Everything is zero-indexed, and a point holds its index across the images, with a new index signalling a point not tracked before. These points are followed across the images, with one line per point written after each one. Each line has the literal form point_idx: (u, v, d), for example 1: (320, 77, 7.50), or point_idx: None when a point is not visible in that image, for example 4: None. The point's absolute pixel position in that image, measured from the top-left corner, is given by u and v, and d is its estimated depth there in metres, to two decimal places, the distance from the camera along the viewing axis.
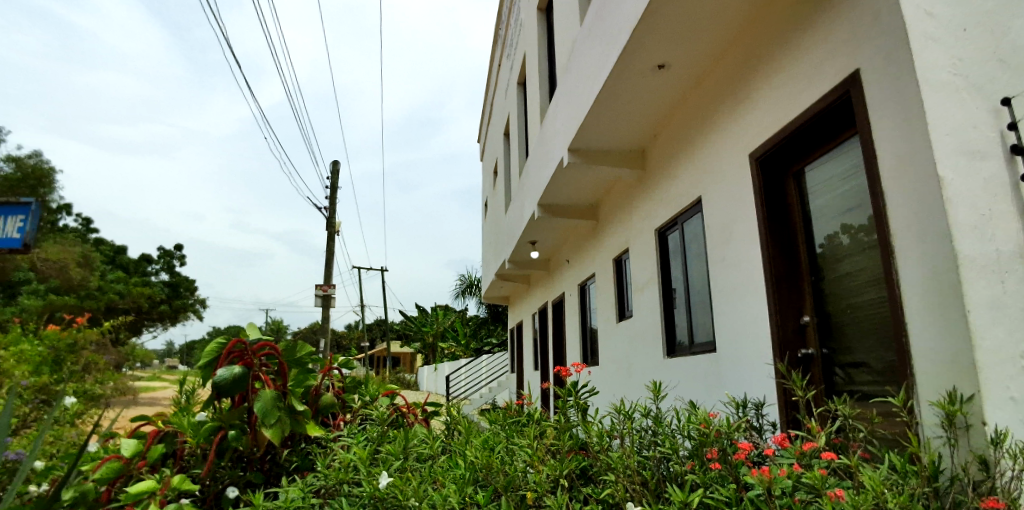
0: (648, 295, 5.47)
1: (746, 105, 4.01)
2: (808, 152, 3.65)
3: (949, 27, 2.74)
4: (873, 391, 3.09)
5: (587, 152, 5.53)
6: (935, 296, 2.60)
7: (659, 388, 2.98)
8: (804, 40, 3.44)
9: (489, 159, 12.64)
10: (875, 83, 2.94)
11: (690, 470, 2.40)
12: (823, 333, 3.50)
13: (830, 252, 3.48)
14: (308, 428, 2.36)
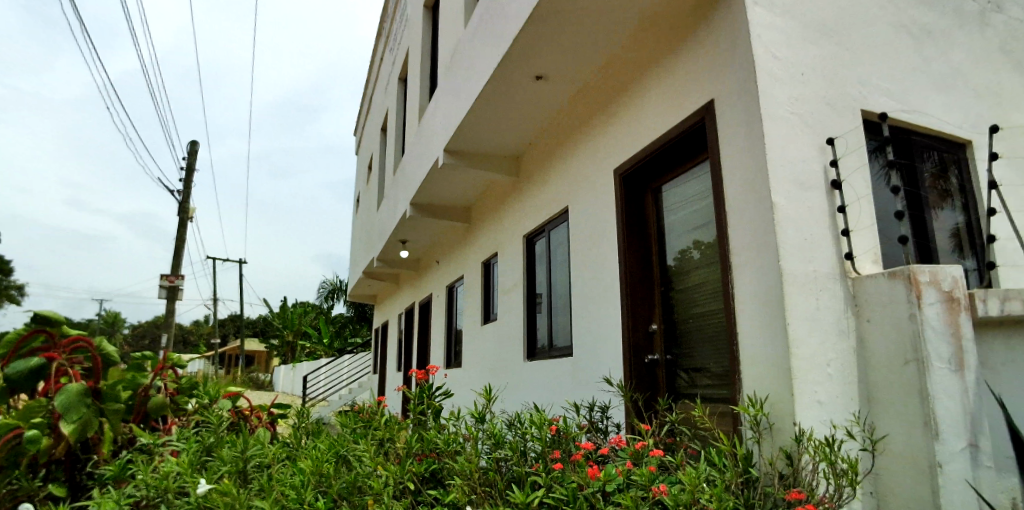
0: (514, 300, 5.57)
1: (615, 122, 4.22)
2: (666, 172, 3.91)
3: (788, 70, 3.09)
4: (707, 395, 3.37)
5: (463, 153, 5.53)
6: (762, 309, 2.90)
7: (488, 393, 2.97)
8: (670, 67, 3.69)
9: (364, 153, 12.28)
10: (726, 113, 3.22)
11: (534, 470, 2.49)
12: (668, 340, 3.77)
13: (679, 266, 3.75)
14: (106, 439, 2.03)
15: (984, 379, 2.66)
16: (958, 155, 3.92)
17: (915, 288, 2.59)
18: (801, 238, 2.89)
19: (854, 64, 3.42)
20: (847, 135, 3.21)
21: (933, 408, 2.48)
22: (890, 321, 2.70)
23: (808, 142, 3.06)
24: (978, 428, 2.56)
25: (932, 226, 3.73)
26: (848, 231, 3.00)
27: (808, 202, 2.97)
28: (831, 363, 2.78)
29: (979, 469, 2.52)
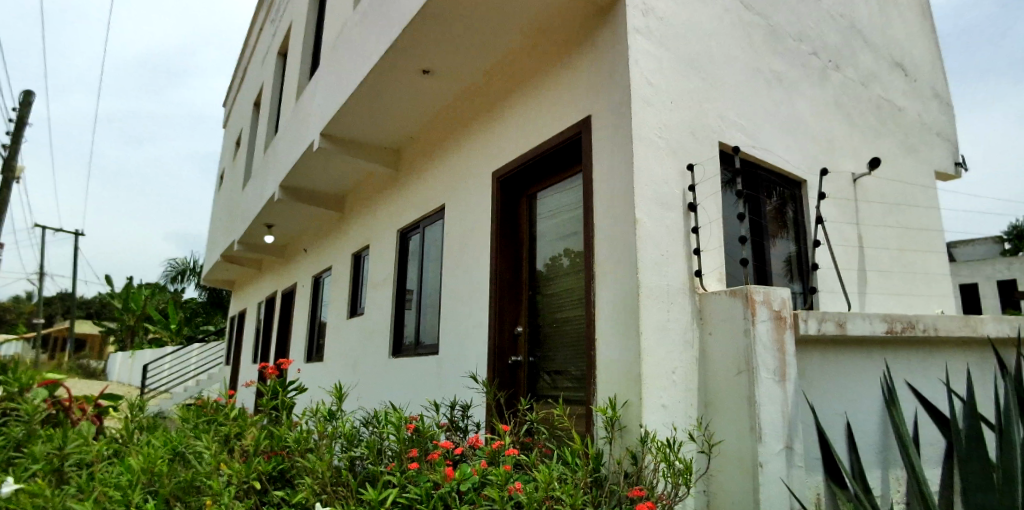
0: (383, 295, 5.45)
1: (496, 126, 4.27)
2: (541, 179, 4.03)
3: (658, 97, 3.30)
4: (564, 397, 3.51)
5: (341, 139, 5.33)
6: (619, 318, 3.07)
7: (343, 389, 2.89)
8: (553, 79, 3.79)
9: (233, 127, 11.44)
10: (601, 130, 3.37)
11: (387, 470, 2.44)
12: (531, 342, 3.88)
13: (548, 272, 3.86)
14: None
15: (802, 389, 2.97)
16: (795, 193, 4.44)
17: (751, 306, 2.83)
18: (657, 254, 3.09)
19: (715, 99, 3.73)
20: (705, 163, 3.50)
21: (758, 414, 2.74)
22: (728, 334, 2.95)
23: (670, 166, 3.28)
24: (794, 432, 2.85)
25: (769, 253, 4.20)
26: (699, 250, 3.25)
27: (667, 222, 3.19)
28: (676, 370, 3.01)
29: (793, 468, 2.81)
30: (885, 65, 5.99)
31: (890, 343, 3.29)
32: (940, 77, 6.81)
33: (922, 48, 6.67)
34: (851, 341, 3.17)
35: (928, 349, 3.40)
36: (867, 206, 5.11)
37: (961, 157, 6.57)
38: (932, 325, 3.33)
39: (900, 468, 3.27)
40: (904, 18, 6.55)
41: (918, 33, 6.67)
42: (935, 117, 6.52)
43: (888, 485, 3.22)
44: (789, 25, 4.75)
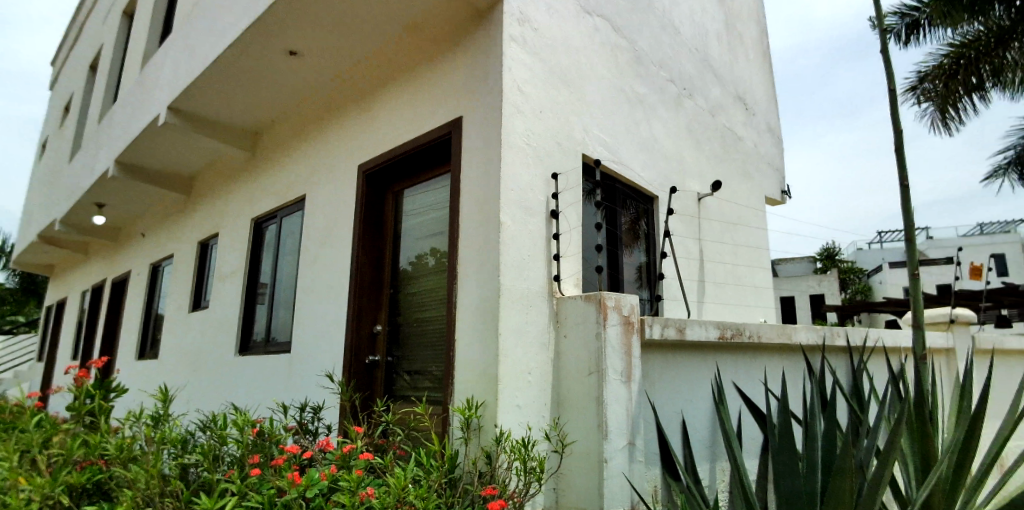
0: (232, 287, 5.09)
1: (365, 118, 4.15)
2: (409, 177, 3.99)
3: (528, 106, 3.40)
4: (421, 397, 3.50)
5: (192, 117, 4.90)
6: (479, 319, 3.11)
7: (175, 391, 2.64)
8: (425, 77, 3.76)
9: (61, 90, 10.07)
10: (470, 132, 3.40)
11: (227, 478, 2.28)
12: (390, 341, 3.82)
13: (412, 270, 3.82)
14: None
15: (645, 390, 3.17)
16: (648, 207, 4.82)
17: (603, 311, 2.99)
18: (519, 258, 3.18)
19: (581, 113, 3.91)
20: (568, 173, 3.67)
21: (605, 413, 2.90)
22: (581, 337, 3.10)
23: (536, 173, 3.39)
24: (636, 429, 3.04)
25: (622, 261, 4.52)
26: (558, 255, 3.39)
27: (530, 227, 3.29)
28: (532, 371, 3.10)
29: (633, 463, 3.01)
30: (729, 97, 6.65)
31: (721, 348, 3.61)
32: (773, 113, 7.70)
33: (760, 85, 7.50)
34: (688, 345, 3.45)
35: (752, 354, 3.77)
36: (708, 223, 5.64)
37: (786, 185, 7.47)
38: (755, 332, 3.69)
39: (724, 461, 3.59)
40: (747, 57, 7.32)
41: (757, 71, 7.48)
42: (767, 148, 7.35)
43: (714, 476, 3.52)
44: (651, 51, 5.11)
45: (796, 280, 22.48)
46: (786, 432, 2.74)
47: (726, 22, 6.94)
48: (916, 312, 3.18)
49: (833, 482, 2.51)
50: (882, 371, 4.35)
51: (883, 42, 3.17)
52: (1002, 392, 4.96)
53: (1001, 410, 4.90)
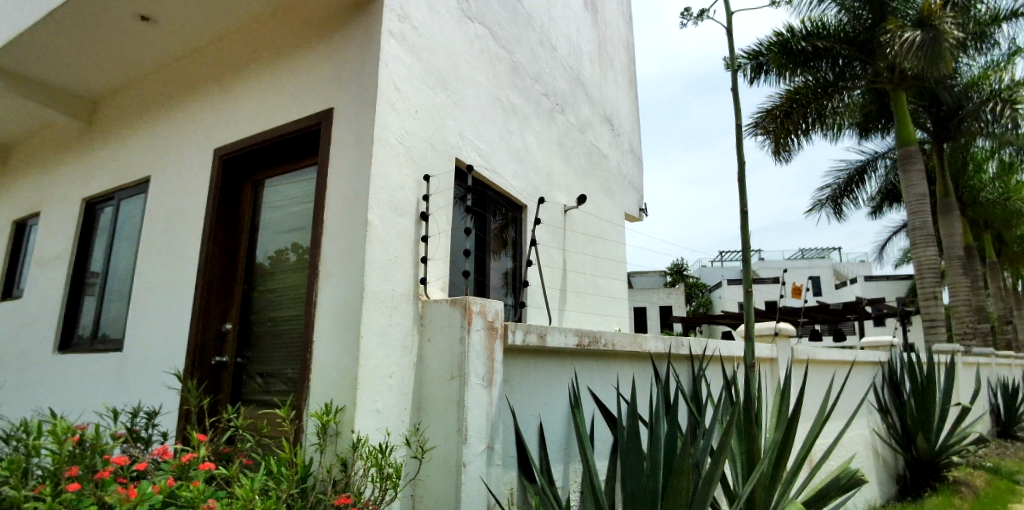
0: (53, 276, 4.51)
1: (225, 98, 3.86)
2: (271, 166, 3.77)
3: (403, 105, 3.36)
4: (272, 400, 3.30)
5: (12, 76, 4.26)
6: (340, 319, 3.00)
7: None
8: (295, 62, 3.58)
9: None
10: (341, 126, 3.28)
11: (36, 494, 1.99)
12: (241, 341, 3.57)
13: (269, 265, 3.60)
14: None
15: (505, 395, 3.16)
16: (516, 214, 4.95)
17: (467, 316, 2.99)
18: (385, 258, 3.11)
19: (456, 117, 3.94)
20: (440, 176, 3.67)
21: (466, 418, 2.88)
22: (446, 342, 3.08)
23: (407, 173, 3.35)
24: (495, 434, 3.05)
25: (488, 268, 4.60)
26: (426, 258, 3.36)
27: (398, 227, 3.23)
28: (393, 375, 3.02)
29: (491, 466, 3.02)
30: (597, 116, 7.04)
31: (578, 355, 3.69)
32: (635, 136, 8.27)
33: (625, 108, 8.03)
34: (545, 352, 3.47)
35: (606, 360, 3.90)
36: (572, 235, 5.92)
37: (644, 204, 8.05)
38: (610, 340, 3.82)
39: (578, 462, 3.64)
40: (616, 80, 7.81)
41: (624, 95, 8.00)
42: (629, 168, 7.87)
43: (567, 476, 3.57)
44: (528, 64, 5.27)
45: (648, 292, 24.32)
46: (634, 436, 2.90)
47: (599, 45, 7.35)
48: (749, 326, 3.52)
49: (673, 481, 2.71)
50: (716, 377, 4.76)
51: (734, 77, 3.47)
52: (812, 397, 5.68)
53: (811, 413, 5.62)
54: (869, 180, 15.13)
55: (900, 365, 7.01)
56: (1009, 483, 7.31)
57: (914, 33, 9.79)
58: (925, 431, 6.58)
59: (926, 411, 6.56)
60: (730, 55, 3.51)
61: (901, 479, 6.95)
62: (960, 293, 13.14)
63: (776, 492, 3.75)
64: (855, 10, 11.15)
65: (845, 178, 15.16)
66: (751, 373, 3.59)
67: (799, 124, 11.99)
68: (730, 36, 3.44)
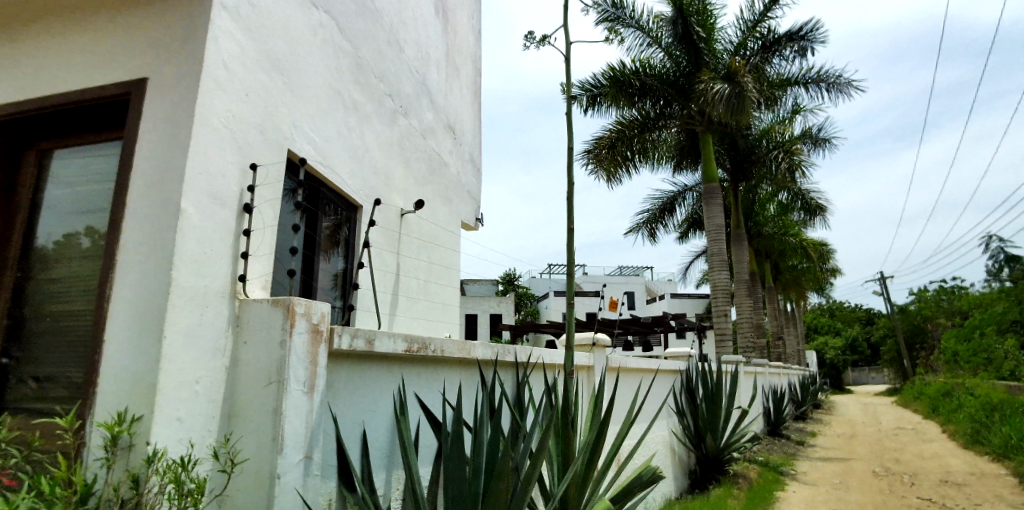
0: None
1: (11, 51, 3.33)
2: (64, 134, 3.29)
3: (231, 85, 3.12)
4: (45, 409, 2.81)
5: None
6: (140, 317, 2.65)
7: None
8: (102, 20, 3.15)
9: None
10: (153, 100, 2.94)
11: None
12: (7, 338, 3.01)
13: (53, 251, 3.10)
14: None
15: (328, 401, 2.78)
16: (351, 215, 5.22)
17: (291, 318, 2.66)
18: (199, 251, 2.83)
19: (290, 107, 3.75)
20: (269, 167, 3.47)
21: (282, 425, 2.54)
22: (264, 346, 2.75)
23: (231, 160, 3.10)
24: (315, 441, 2.70)
25: (319, 267, 4.82)
26: (246, 254, 3.13)
27: (218, 217, 2.98)
28: (201, 380, 2.71)
29: (308, 477, 2.66)
30: (439, 124, 7.15)
31: (405, 360, 3.41)
32: (476, 147, 8.49)
33: (468, 119, 8.22)
34: (373, 356, 3.12)
35: (432, 365, 3.71)
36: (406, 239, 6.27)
37: (481, 214, 8.30)
38: (438, 346, 3.66)
39: (401, 470, 3.31)
40: (461, 91, 7.96)
41: (468, 106, 8.18)
42: (468, 177, 8.07)
43: (389, 486, 3.20)
44: (371, 63, 5.19)
45: (481, 299, 25.02)
46: (458, 443, 2.92)
47: (447, 54, 7.45)
48: (569, 337, 3.76)
49: (492, 485, 2.79)
50: (539, 383, 4.97)
51: (569, 105, 3.68)
52: (621, 401, 6.22)
53: (620, 415, 6.16)
54: (678, 208, 16.99)
55: (695, 373, 7.99)
56: (773, 474, 8.61)
57: (723, 87, 11.26)
58: (713, 431, 7.61)
59: (713, 414, 7.63)
60: (567, 83, 3.72)
61: (692, 474, 7.83)
62: (744, 311, 15.26)
63: (587, 490, 4.02)
64: (676, 58, 12.54)
65: (659, 205, 16.91)
66: (569, 380, 3.83)
67: (625, 153, 13.26)
68: (567, 64, 3.68)
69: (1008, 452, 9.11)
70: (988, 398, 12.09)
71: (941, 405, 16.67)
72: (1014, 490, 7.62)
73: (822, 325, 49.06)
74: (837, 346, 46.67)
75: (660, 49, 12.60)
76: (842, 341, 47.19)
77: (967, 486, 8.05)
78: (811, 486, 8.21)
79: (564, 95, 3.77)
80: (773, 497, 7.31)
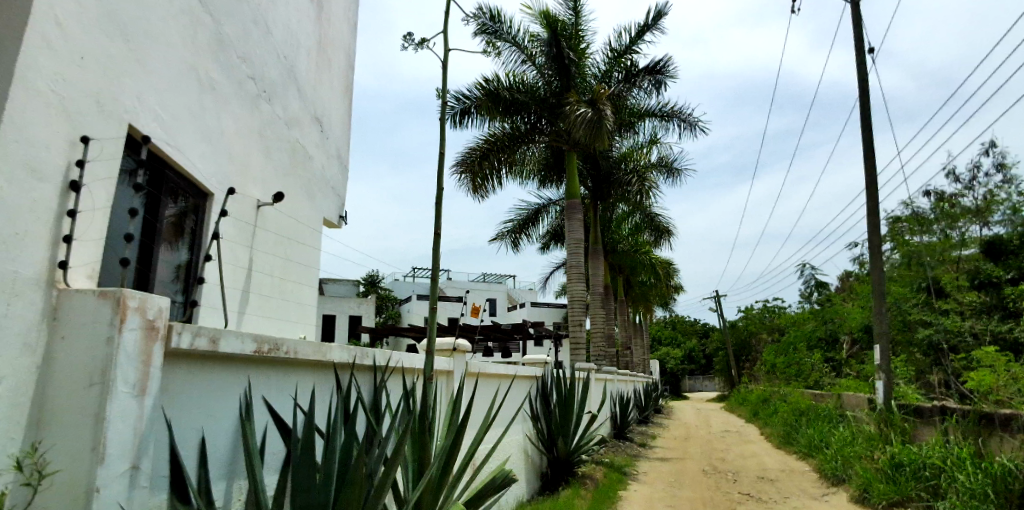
0: None
1: None
2: None
3: (61, 45, 2.77)
4: None
5: None
6: None
7: None
8: None
9: None
10: None
11: None
12: None
13: None
14: None
15: (161, 406, 2.42)
16: (200, 203, 4.95)
17: (121, 312, 2.24)
18: (10, 231, 2.43)
19: (129, 77, 3.42)
20: (105, 142, 3.12)
21: (105, 432, 2.14)
22: (86, 341, 2.30)
23: (58, 130, 2.74)
24: (145, 448, 2.32)
25: (156, 257, 4.48)
26: (70, 238, 2.75)
27: (36, 194, 2.58)
28: (3, 379, 2.27)
29: (135, 489, 2.27)
30: (305, 114, 6.81)
31: (255, 361, 3.09)
32: (345, 143, 8.19)
33: (338, 113, 7.91)
34: (219, 358, 2.80)
35: (289, 368, 3.40)
36: (260, 231, 5.93)
37: (344, 212, 8.02)
38: (292, 348, 3.33)
39: (244, 478, 2.98)
40: (332, 83, 7.66)
41: (339, 99, 7.88)
42: (333, 173, 7.75)
43: (229, 497, 2.86)
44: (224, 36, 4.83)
45: (340, 301, 24.09)
46: (309, 449, 2.75)
47: (320, 43, 7.14)
48: (431, 341, 3.72)
49: (344, 492, 2.66)
50: (398, 387, 4.85)
51: (443, 111, 3.64)
52: (479, 406, 6.28)
53: (477, 420, 6.22)
54: (542, 220, 17.60)
55: (550, 379, 8.29)
56: (617, 475, 9.16)
57: (586, 110, 11.91)
58: (565, 435, 7.94)
59: (565, 418, 7.97)
60: (442, 88, 3.68)
61: (544, 476, 8.09)
62: (598, 321, 16.15)
63: (441, 495, 3.98)
64: (547, 77, 13.06)
65: (525, 215, 17.42)
66: (428, 385, 3.79)
67: (494, 166, 13.37)
68: (444, 70, 3.67)
69: (810, 451, 10.48)
70: (796, 404, 13.84)
71: (760, 411, 18.78)
72: (814, 484, 8.78)
73: (664, 336, 53.26)
74: (677, 356, 50.91)
75: (533, 67, 13.05)
76: (681, 352, 51.55)
77: (777, 482, 9.12)
78: (650, 485, 8.83)
79: (439, 99, 3.73)
80: (616, 496, 7.79)
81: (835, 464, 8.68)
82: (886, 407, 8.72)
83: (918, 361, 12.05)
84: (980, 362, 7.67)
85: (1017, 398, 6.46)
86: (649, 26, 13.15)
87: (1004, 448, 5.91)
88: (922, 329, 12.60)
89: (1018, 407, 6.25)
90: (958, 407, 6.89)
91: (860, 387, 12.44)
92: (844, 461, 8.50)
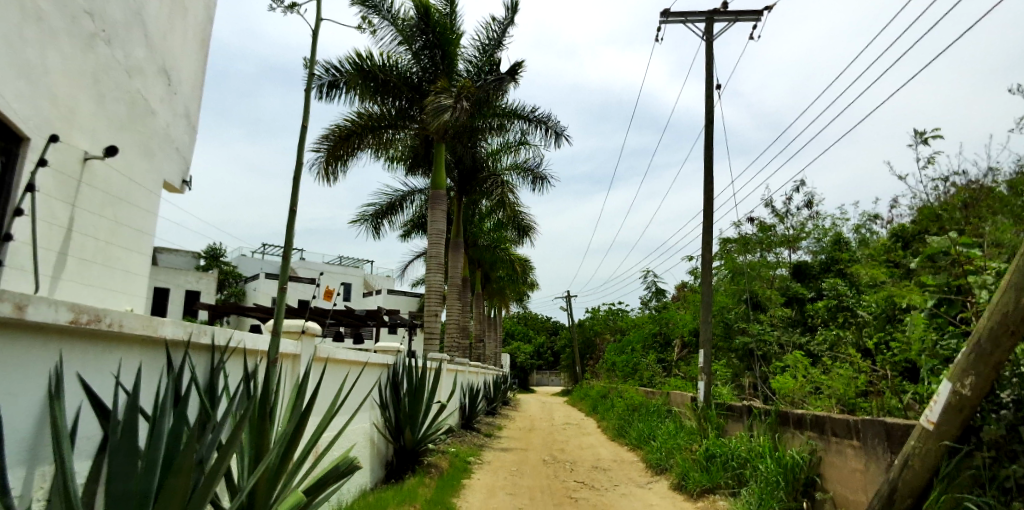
0: None
1: None
2: None
3: None
4: None
5: None
6: None
7: None
8: None
9: None
10: None
11: None
12: None
13: None
14: None
15: None
16: (12, 148, 4.44)
17: None
18: None
19: None
20: None
21: None
22: None
23: None
24: None
25: None
26: None
27: None
28: None
29: None
30: (150, 64, 6.09)
31: (68, 334, 2.70)
32: (193, 101, 7.44)
33: (188, 68, 7.16)
34: (21, 326, 2.41)
35: (110, 344, 3.01)
36: (85, 187, 5.23)
37: (188, 177, 7.32)
38: (117, 320, 2.95)
39: (48, 464, 2.60)
40: (185, 32, 6.91)
41: (191, 51, 7.17)
42: (178, 133, 7.02)
43: (28, 486, 2.47)
44: None
45: (176, 274, 21.94)
46: (129, 433, 2.46)
47: None
48: (278, 321, 3.51)
49: (168, 480, 2.42)
50: (236, 371, 4.51)
51: (309, 82, 3.45)
52: (324, 392, 6.05)
53: (320, 406, 5.97)
54: (405, 208, 17.34)
55: (400, 368, 8.16)
56: (461, 463, 9.33)
57: (456, 101, 12.01)
58: (412, 424, 7.91)
59: (414, 407, 7.92)
60: (309, 58, 3.50)
61: (388, 465, 7.99)
62: (455, 313, 16.27)
63: (279, 485, 3.77)
64: (421, 61, 12.94)
65: (388, 201, 17.08)
66: (271, 367, 3.56)
67: (358, 145, 12.94)
68: (314, 40, 3.50)
69: (639, 442, 11.44)
70: (630, 400, 15.00)
71: (599, 406, 20.11)
72: (640, 473, 9.62)
73: (516, 331, 54.97)
74: (527, 351, 53.03)
75: (407, 51, 12.84)
76: (531, 348, 53.65)
77: (609, 471, 9.85)
78: (493, 474, 9.11)
79: (305, 69, 3.55)
80: (459, 485, 7.92)
81: (660, 455, 9.58)
82: (705, 404, 9.77)
83: (734, 364, 13.64)
84: (781, 368, 8.87)
85: (808, 399, 7.54)
86: (510, 21, 13.50)
87: (793, 442, 6.92)
88: (740, 337, 14.25)
89: (807, 407, 7.34)
90: (762, 406, 7.93)
91: (686, 386, 13.80)
92: (667, 452, 9.41)
